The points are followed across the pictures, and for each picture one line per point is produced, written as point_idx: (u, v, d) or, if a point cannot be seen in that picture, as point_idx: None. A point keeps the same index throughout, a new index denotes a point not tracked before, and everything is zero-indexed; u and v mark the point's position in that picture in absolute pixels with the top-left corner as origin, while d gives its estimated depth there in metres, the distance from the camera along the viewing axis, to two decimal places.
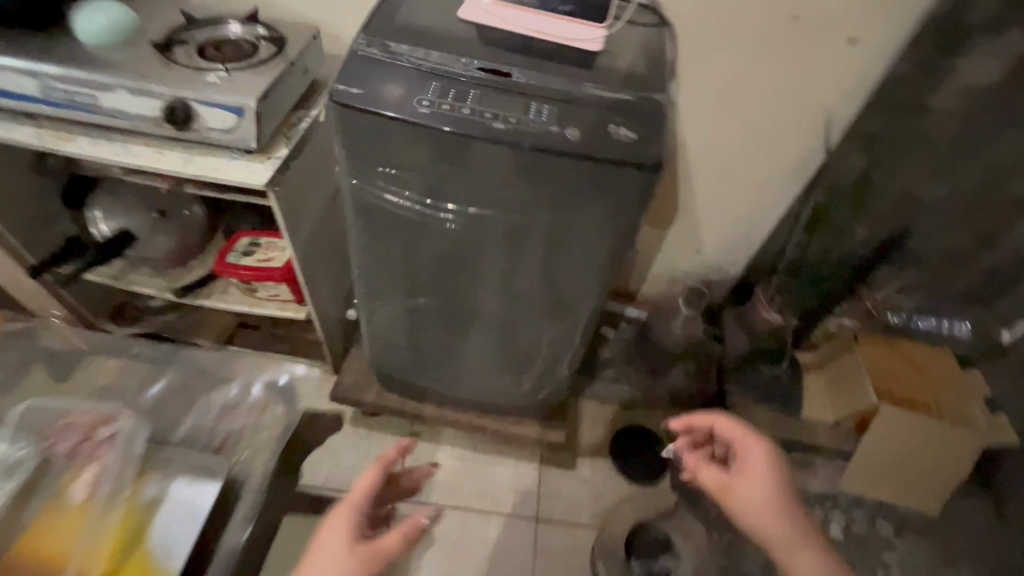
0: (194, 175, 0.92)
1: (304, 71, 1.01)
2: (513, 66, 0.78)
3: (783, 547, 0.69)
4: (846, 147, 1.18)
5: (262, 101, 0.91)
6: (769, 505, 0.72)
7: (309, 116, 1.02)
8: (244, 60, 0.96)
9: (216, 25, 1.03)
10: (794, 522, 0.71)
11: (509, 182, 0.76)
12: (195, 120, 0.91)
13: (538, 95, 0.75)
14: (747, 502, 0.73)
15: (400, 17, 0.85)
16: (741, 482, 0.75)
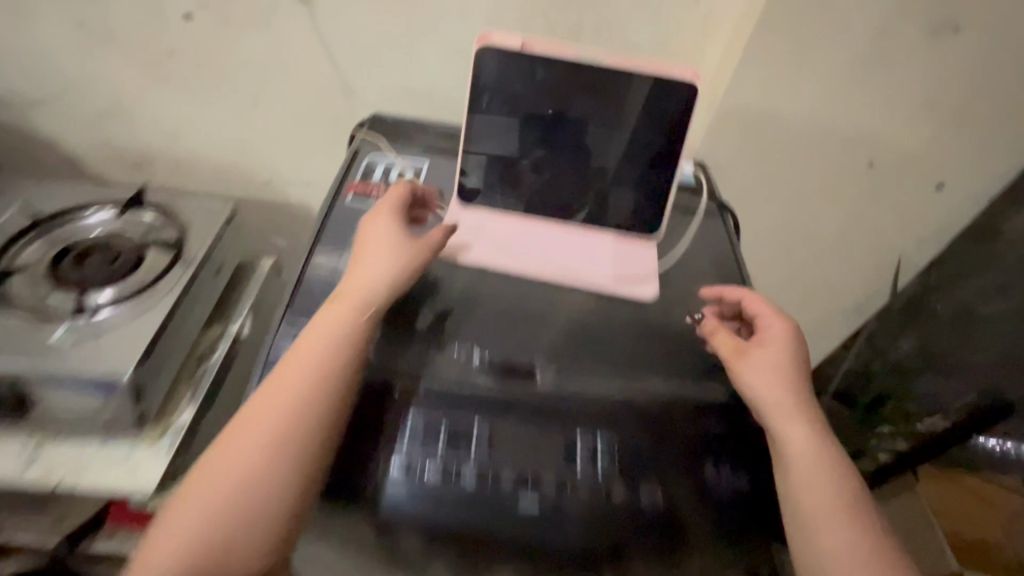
0: (53, 485, 0.61)
1: (217, 269, 0.76)
2: (540, 345, 0.54)
3: (782, 420, 0.48)
4: (918, 290, 0.98)
5: (143, 366, 0.61)
6: (784, 394, 0.49)
7: (227, 331, 0.76)
8: (121, 278, 0.69)
9: (74, 218, 0.76)
10: (823, 440, 0.47)
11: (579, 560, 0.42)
12: (45, 403, 0.61)
13: (589, 367, 0.53)
14: (752, 391, 0.49)
15: (348, 238, 0.61)
16: (751, 372, 0.50)
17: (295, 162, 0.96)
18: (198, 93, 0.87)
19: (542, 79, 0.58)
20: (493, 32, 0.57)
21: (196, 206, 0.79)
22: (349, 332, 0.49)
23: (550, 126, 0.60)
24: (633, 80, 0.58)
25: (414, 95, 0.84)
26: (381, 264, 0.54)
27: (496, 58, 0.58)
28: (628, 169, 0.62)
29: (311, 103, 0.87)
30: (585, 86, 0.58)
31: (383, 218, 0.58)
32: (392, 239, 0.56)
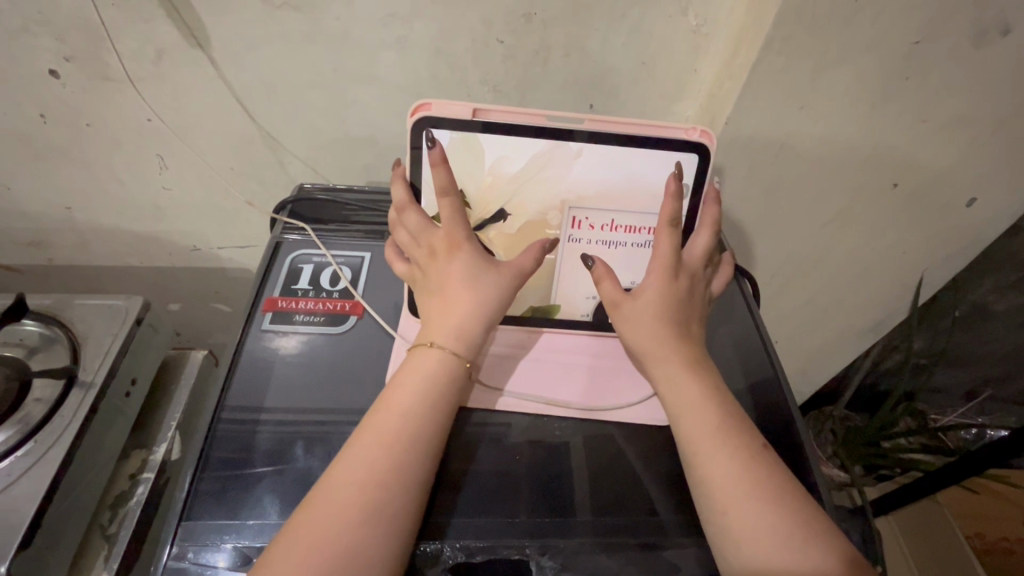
0: None
1: (128, 387, 0.63)
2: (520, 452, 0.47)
3: (664, 365, 0.45)
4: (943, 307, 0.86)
5: (27, 549, 0.48)
6: (671, 329, 0.46)
7: (153, 457, 0.64)
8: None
9: None
10: (713, 384, 0.45)
11: None
12: None
13: (587, 521, 0.42)
14: (636, 333, 0.46)
15: (274, 366, 0.49)
16: (653, 268, 0.46)
17: (224, 226, 0.81)
18: (90, 162, 0.71)
19: (502, 156, 0.45)
20: (432, 100, 0.44)
21: (95, 310, 0.64)
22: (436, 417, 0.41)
23: (516, 208, 0.48)
24: (616, 148, 0.45)
25: (353, 142, 0.70)
26: (389, 470, 0.38)
27: (439, 135, 0.45)
28: (618, 255, 0.50)
29: (230, 160, 0.72)
30: (557, 160, 0.45)
31: (425, 384, 0.42)
32: (409, 424, 0.40)
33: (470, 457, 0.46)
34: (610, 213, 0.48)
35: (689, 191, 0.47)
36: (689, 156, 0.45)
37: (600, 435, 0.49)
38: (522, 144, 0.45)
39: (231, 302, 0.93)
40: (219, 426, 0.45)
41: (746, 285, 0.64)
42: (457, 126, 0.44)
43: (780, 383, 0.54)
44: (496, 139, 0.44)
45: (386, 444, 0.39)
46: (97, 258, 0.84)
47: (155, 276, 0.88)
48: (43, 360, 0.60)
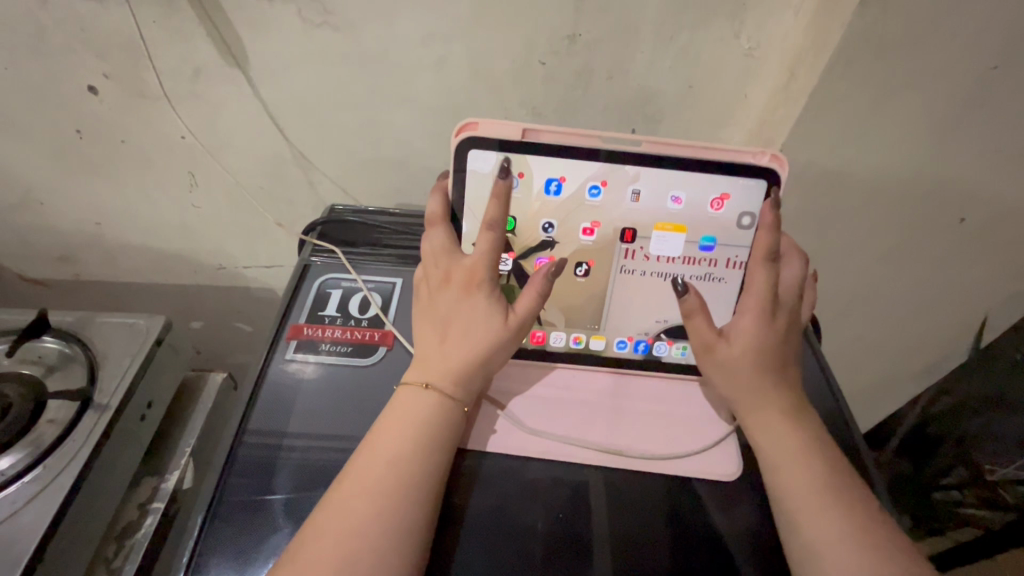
0: None
1: (144, 410, 0.60)
2: (560, 503, 0.43)
3: (761, 415, 0.42)
4: None
5: None
6: (764, 379, 0.42)
7: (164, 486, 0.60)
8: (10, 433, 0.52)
9: None
10: (818, 441, 0.41)
11: None
12: None
13: None
14: (722, 380, 0.43)
15: (299, 395, 0.45)
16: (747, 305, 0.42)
17: (250, 245, 0.80)
18: (122, 178, 0.71)
19: (553, 181, 0.42)
20: (478, 120, 0.41)
21: (116, 328, 0.62)
22: (409, 449, 0.38)
23: (563, 234, 0.45)
24: (677, 172, 0.42)
25: (386, 164, 0.68)
26: (375, 523, 0.34)
27: (485, 157, 0.42)
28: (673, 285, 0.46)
29: (260, 179, 0.71)
30: (612, 185, 0.42)
31: (389, 424, 0.39)
32: (394, 471, 0.37)
33: (505, 507, 0.42)
34: (665, 242, 0.45)
35: (755, 220, 0.43)
36: (758, 183, 0.42)
37: (648, 487, 0.44)
38: (576, 167, 0.42)
39: (254, 322, 0.91)
40: (243, 447, 0.42)
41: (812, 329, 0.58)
42: (505, 147, 0.41)
43: (853, 436, 0.48)
44: (548, 162, 0.42)
45: (369, 492, 0.36)
46: (124, 274, 0.84)
47: (180, 293, 0.87)
48: (60, 379, 0.58)
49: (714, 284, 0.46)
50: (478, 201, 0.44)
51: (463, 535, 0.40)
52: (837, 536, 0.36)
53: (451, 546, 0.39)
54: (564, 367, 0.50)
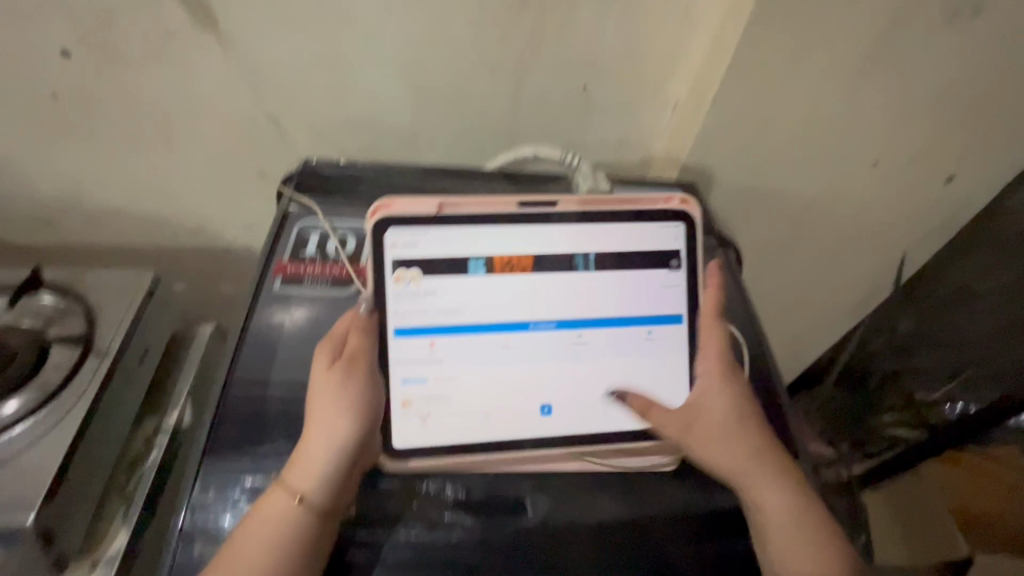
0: None
1: (142, 354, 0.65)
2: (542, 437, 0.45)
3: (718, 400, 0.47)
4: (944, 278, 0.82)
5: (53, 501, 0.51)
6: (725, 365, 0.47)
7: (165, 423, 0.66)
8: (21, 375, 0.57)
9: None
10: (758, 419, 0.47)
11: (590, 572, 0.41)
12: None
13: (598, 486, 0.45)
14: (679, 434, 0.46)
15: (283, 340, 0.47)
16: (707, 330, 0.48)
17: (229, 206, 0.82)
18: (97, 140, 0.73)
19: (476, 265, 0.45)
20: (393, 199, 0.44)
21: (108, 282, 0.67)
22: (326, 447, 0.41)
23: (494, 306, 0.46)
24: (586, 226, 0.47)
25: (353, 124, 0.72)
26: (291, 527, 0.39)
27: (410, 237, 0.45)
28: (619, 292, 0.47)
29: (234, 139, 0.74)
30: (526, 245, 0.46)
31: (308, 426, 0.42)
32: (311, 472, 0.40)
33: (466, 496, 0.44)
34: (602, 300, 0.47)
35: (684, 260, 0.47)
36: (676, 226, 0.48)
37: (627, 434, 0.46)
38: (500, 232, 0.45)
39: (237, 283, 0.94)
40: (227, 404, 0.44)
41: (733, 258, 0.57)
42: (421, 220, 0.45)
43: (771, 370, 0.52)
44: (467, 238, 0.45)
45: (274, 522, 0.39)
46: (103, 237, 0.86)
47: (162, 256, 0.89)
48: (59, 328, 0.62)
49: (653, 296, 0.47)
50: (411, 282, 0.45)
51: (433, 482, 0.44)
52: (773, 511, 0.43)
53: (426, 476, 0.44)
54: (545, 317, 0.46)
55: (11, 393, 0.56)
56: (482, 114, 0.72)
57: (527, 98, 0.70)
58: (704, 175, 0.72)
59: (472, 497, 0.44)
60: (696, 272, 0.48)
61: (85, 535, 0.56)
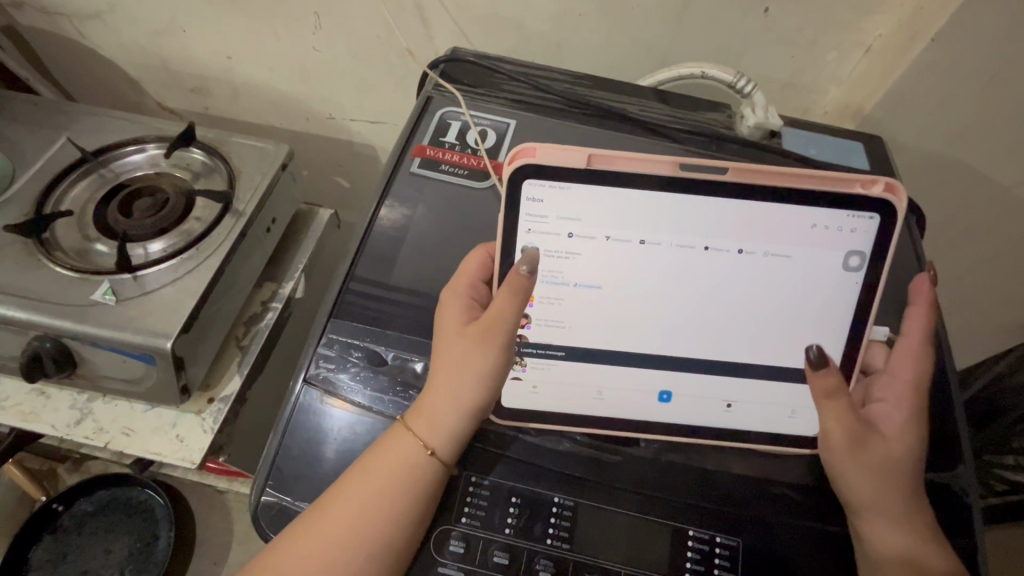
0: (98, 442, 0.59)
1: (269, 224, 0.68)
2: (681, 407, 0.37)
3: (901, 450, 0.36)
4: None
5: (185, 334, 0.56)
6: (923, 403, 0.37)
7: (280, 291, 0.70)
8: (172, 219, 0.63)
9: (123, 148, 0.69)
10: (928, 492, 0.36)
11: (702, 550, 0.35)
12: (86, 364, 0.58)
13: (742, 466, 0.37)
14: (866, 483, 0.35)
15: (412, 227, 0.45)
16: (911, 352, 0.38)
17: (359, 98, 0.83)
18: (253, 14, 0.75)
19: (614, 233, 0.34)
20: (537, 143, 0.32)
21: (248, 149, 0.70)
22: (451, 397, 0.35)
23: (627, 283, 0.35)
24: (773, 209, 0.33)
25: (499, 24, 0.68)
26: (402, 468, 0.35)
27: (544, 191, 0.33)
28: (783, 291, 0.35)
29: (376, 27, 0.73)
30: (693, 231, 0.33)
31: (438, 366, 0.36)
32: (433, 416, 0.35)
33: (578, 454, 0.37)
34: (775, 300, 0.35)
35: (866, 262, 0.34)
36: (870, 219, 0.33)
37: (797, 432, 0.37)
38: (654, 202, 0.33)
39: (352, 178, 0.96)
40: (346, 296, 0.42)
41: (912, 221, 0.48)
42: (567, 176, 0.33)
43: (956, 411, 0.40)
44: (613, 202, 0.33)
45: (393, 475, 0.35)
46: (244, 112, 0.90)
47: (291, 139, 0.93)
48: (205, 184, 0.67)
49: (821, 303, 0.35)
50: (541, 258, 0.35)
51: (548, 437, 0.37)
52: None
53: (539, 429, 0.37)
54: (707, 300, 0.35)
55: (161, 236, 0.62)
56: (638, 29, 0.65)
57: (695, 15, 0.62)
58: None
59: (584, 453, 0.37)
60: (877, 290, 0.34)
61: (205, 375, 0.62)
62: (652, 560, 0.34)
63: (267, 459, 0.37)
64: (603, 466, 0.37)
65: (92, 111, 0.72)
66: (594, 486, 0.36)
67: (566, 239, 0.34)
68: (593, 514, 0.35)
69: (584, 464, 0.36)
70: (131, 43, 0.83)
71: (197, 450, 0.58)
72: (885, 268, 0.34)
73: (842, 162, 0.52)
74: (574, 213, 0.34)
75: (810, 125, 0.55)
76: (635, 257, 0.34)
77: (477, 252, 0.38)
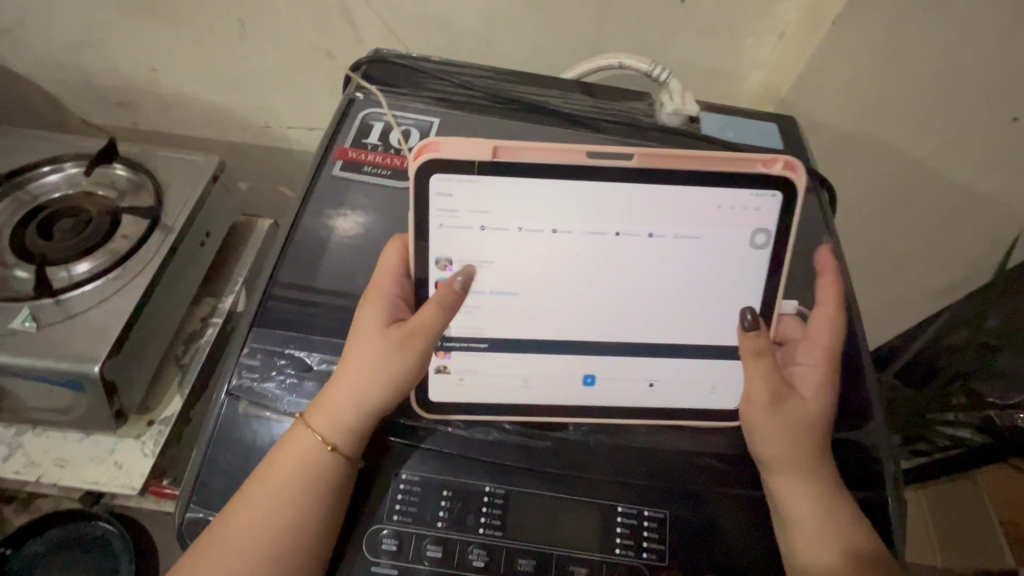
0: (29, 476, 0.56)
1: (203, 238, 0.67)
2: (606, 388, 0.38)
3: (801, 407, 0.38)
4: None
5: (116, 356, 0.54)
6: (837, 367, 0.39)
7: (220, 306, 0.68)
8: (96, 239, 0.61)
9: (40, 168, 0.66)
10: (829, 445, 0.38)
11: (632, 525, 0.36)
12: (11, 395, 0.55)
13: (668, 440, 0.38)
14: (778, 443, 0.37)
15: (336, 231, 0.45)
16: (819, 322, 0.40)
17: (293, 104, 0.81)
18: (174, 23, 0.73)
19: (527, 224, 0.35)
20: (441, 138, 0.33)
21: (176, 162, 0.68)
22: (363, 393, 0.35)
23: (542, 272, 0.36)
24: (678, 191, 0.34)
25: (427, 24, 0.68)
26: (315, 463, 0.35)
27: (454, 185, 0.34)
28: (693, 269, 0.36)
29: (304, 32, 0.72)
30: (601, 216, 0.34)
31: (351, 363, 0.36)
32: (344, 411, 0.35)
33: (506, 442, 0.37)
34: (686, 278, 0.36)
35: (771, 239, 0.35)
36: (772, 195, 0.34)
37: (718, 403, 0.39)
38: (564, 191, 0.34)
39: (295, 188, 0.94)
40: (270, 305, 0.41)
41: (824, 196, 0.50)
42: (473, 169, 0.33)
43: (864, 372, 0.42)
44: (525, 193, 0.34)
45: (287, 466, 0.35)
46: (175, 125, 0.87)
47: (228, 151, 0.90)
48: (131, 201, 0.65)
49: (732, 280, 0.36)
50: (455, 268, 0.36)
51: (475, 427, 0.38)
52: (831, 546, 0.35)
53: (467, 421, 0.38)
54: (624, 282, 0.36)
55: (85, 256, 0.59)
56: (564, 24, 0.66)
57: (616, 9, 0.64)
58: (803, 114, 0.64)
59: (514, 441, 0.37)
60: (782, 262, 0.36)
61: (142, 397, 0.60)
62: (584, 538, 0.35)
63: (192, 474, 0.36)
64: (532, 451, 0.37)
65: (6, 131, 0.69)
66: (523, 472, 0.37)
67: (478, 232, 0.35)
68: (523, 500, 0.36)
69: (513, 452, 0.37)
70: (48, 58, 0.79)
71: (138, 474, 0.56)
72: (790, 243, 0.35)
73: (757, 143, 0.54)
74: (483, 206, 0.34)
75: (728, 109, 0.58)
76: (549, 245, 0.35)
77: (392, 248, 0.38)
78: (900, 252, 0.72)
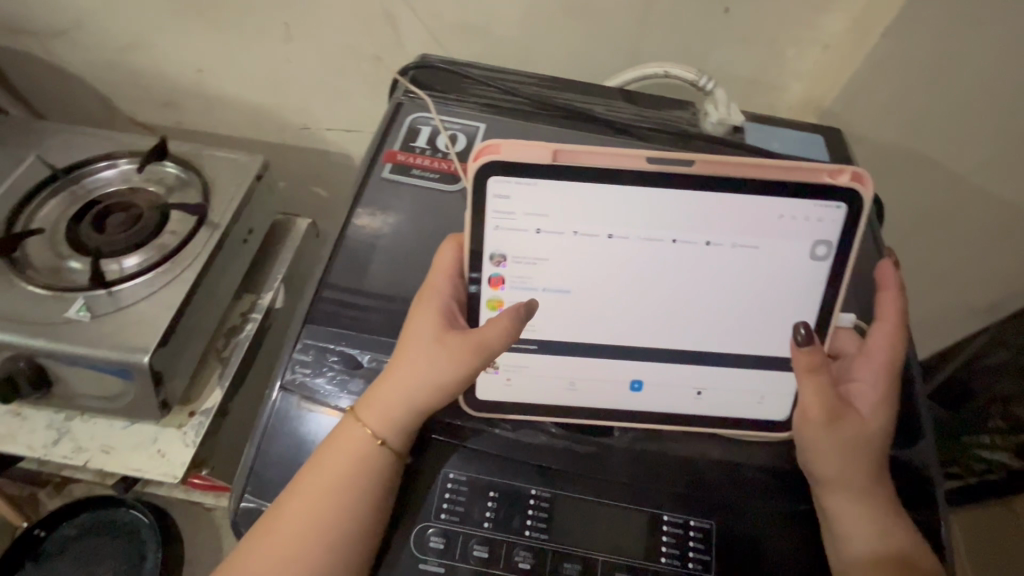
0: (76, 460, 0.58)
1: (246, 235, 0.68)
2: (650, 396, 0.38)
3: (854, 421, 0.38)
4: None
5: (163, 347, 0.55)
6: (892, 385, 0.38)
7: (260, 302, 0.70)
8: (147, 233, 0.63)
9: (94, 164, 0.69)
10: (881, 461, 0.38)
11: (676, 535, 0.36)
12: (63, 382, 0.57)
13: (713, 451, 0.38)
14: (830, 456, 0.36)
15: (385, 231, 0.46)
16: (876, 339, 0.40)
17: (333, 106, 0.83)
18: (223, 27, 0.76)
19: (582, 229, 0.35)
20: (501, 140, 0.33)
21: (222, 161, 0.70)
22: (417, 392, 0.36)
23: (593, 278, 0.36)
24: (737, 200, 0.34)
25: (468, 31, 0.69)
26: (369, 457, 0.36)
27: (512, 187, 0.34)
28: (746, 279, 0.36)
29: (347, 37, 0.74)
30: (657, 223, 0.34)
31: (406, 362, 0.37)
32: (399, 408, 0.36)
33: (553, 445, 0.38)
34: (738, 287, 0.36)
35: (831, 251, 0.35)
36: (835, 206, 0.34)
37: (765, 413, 0.38)
38: (621, 197, 0.34)
39: (330, 188, 0.96)
40: (320, 303, 0.42)
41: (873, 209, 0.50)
42: (533, 173, 0.33)
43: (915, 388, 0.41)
44: (583, 199, 0.34)
45: (343, 458, 0.36)
46: (218, 125, 0.90)
47: (267, 151, 0.92)
48: (179, 198, 0.67)
49: (785, 292, 0.36)
50: (509, 264, 0.36)
51: (523, 429, 0.38)
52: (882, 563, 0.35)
53: (515, 423, 0.38)
54: (674, 291, 0.36)
55: (136, 250, 0.61)
56: (606, 32, 0.66)
57: (658, 18, 0.64)
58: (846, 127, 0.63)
59: (560, 444, 0.38)
60: (837, 275, 0.36)
61: (185, 389, 0.61)
62: (629, 544, 0.35)
63: (247, 464, 0.37)
64: (578, 456, 0.37)
65: (63, 128, 0.72)
66: (569, 477, 0.37)
67: (534, 235, 0.35)
68: (569, 504, 0.36)
69: (559, 455, 0.37)
70: (102, 58, 0.82)
71: (179, 464, 0.58)
72: (846, 257, 0.35)
73: (802, 154, 0.53)
74: (542, 209, 0.35)
75: (772, 120, 0.57)
76: (603, 251, 0.35)
77: (447, 247, 0.38)
78: (943, 268, 0.70)
